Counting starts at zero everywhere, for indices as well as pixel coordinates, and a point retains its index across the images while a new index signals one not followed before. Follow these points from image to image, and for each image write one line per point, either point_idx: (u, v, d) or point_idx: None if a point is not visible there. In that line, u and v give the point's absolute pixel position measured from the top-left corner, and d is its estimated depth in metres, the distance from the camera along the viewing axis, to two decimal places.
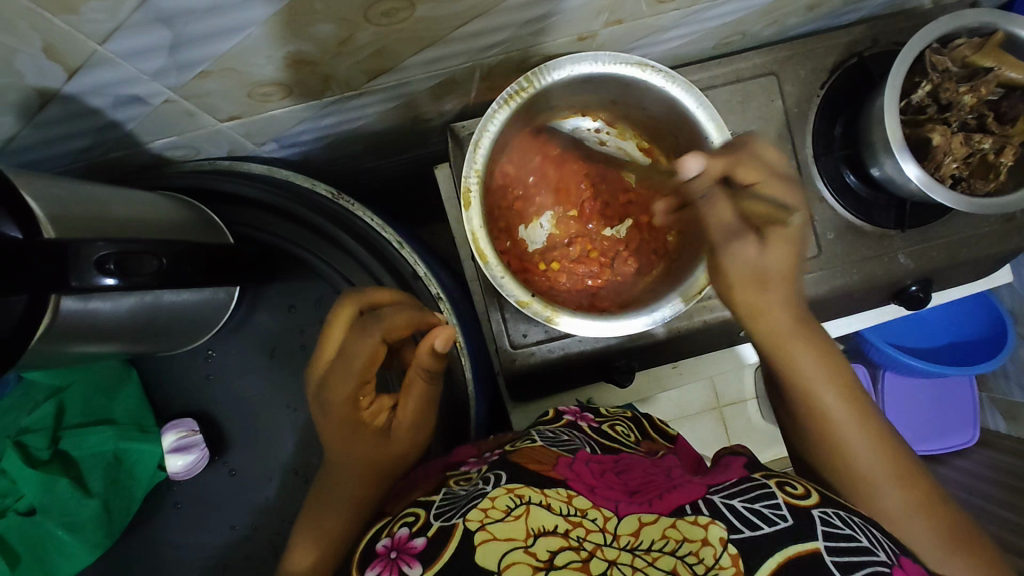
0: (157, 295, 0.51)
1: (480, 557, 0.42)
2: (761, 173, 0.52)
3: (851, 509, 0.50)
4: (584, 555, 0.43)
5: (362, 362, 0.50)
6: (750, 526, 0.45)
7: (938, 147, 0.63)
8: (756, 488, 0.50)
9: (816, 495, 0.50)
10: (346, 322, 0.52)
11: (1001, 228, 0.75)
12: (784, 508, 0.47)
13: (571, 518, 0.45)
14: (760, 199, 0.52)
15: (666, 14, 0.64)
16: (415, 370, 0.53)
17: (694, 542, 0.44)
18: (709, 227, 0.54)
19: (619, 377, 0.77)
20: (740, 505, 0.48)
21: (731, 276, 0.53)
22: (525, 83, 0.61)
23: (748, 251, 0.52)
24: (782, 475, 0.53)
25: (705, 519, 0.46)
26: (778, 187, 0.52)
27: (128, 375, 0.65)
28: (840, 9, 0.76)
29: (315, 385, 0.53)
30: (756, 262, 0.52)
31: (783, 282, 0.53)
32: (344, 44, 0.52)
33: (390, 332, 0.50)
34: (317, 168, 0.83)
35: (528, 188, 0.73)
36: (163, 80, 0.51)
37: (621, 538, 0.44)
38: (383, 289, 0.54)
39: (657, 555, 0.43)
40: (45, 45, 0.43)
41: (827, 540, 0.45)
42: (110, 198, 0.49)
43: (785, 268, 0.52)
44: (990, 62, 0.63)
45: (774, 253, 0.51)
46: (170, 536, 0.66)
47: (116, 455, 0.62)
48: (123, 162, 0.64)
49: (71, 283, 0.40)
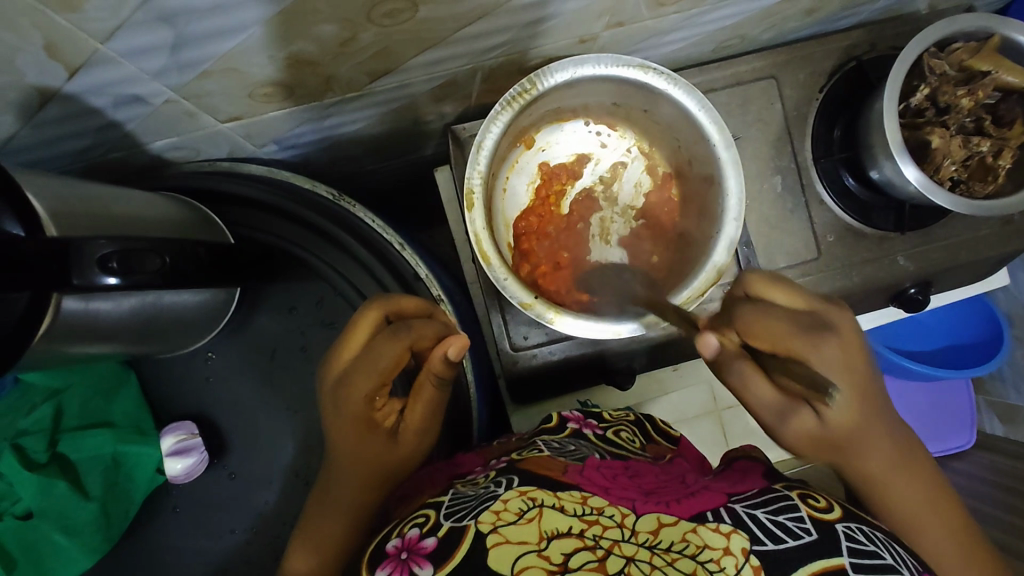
0: (159, 294, 0.51)
1: (494, 560, 0.42)
2: (795, 346, 0.48)
3: (872, 524, 0.50)
4: (600, 554, 0.42)
5: (387, 363, 0.51)
6: (774, 539, 0.45)
7: (938, 150, 0.64)
8: (779, 501, 0.50)
9: (838, 510, 0.50)
10: (372, 326, 0.53)
11: (999, 230, 0.75)
12: (808, 522, 0.47)
13: (586, 519, 0.45)
14: (796, 376, 0.49)
15: (667, 17, 0.65)
16: (428, 376, 0.53)
17: (716, 550, 0.44)
18: (753, 408, 0.51)
19: (623, 380, 0.78)
20: (762, 516, 0.47)
21: (794, 445, 0.51)
22: (528, 85, 0.61)
23: (806, 421, 0.49)
24: (803, 488, 0.53)
25: (728, 528, 0.46)
26: (801, 339, 0.48)
27: (126, 377, 0.64)
28: (838, 13, 0.76)
29: (331, 385, 0.53)
30: (813, 431, 0.49)
31: (851, 433, 0.50)
32: (346, 44, 0.52)
33: (417, 342, 0.52)
34: (317, 171, 0.83)
35: (535, 216, 0.74)
36: (164, 80, 0.51)
37: (639, 534, 0.45)
38: (410, 298, 0.56)
39: (676, 556, 0.43)
40: (47, 43, 0.43)
41: (853, 556, 0.44)
42: (111, 197, 0.48)
43: (851, 431, 0.50)
44: (987, 66, 0.63)
45: (835, 418, 0.49)
46: (169, 541, 0.65)
47: (115, 458, 0.62)
48: (120, 163, 0.64)
49: (72, 281, 0.39)
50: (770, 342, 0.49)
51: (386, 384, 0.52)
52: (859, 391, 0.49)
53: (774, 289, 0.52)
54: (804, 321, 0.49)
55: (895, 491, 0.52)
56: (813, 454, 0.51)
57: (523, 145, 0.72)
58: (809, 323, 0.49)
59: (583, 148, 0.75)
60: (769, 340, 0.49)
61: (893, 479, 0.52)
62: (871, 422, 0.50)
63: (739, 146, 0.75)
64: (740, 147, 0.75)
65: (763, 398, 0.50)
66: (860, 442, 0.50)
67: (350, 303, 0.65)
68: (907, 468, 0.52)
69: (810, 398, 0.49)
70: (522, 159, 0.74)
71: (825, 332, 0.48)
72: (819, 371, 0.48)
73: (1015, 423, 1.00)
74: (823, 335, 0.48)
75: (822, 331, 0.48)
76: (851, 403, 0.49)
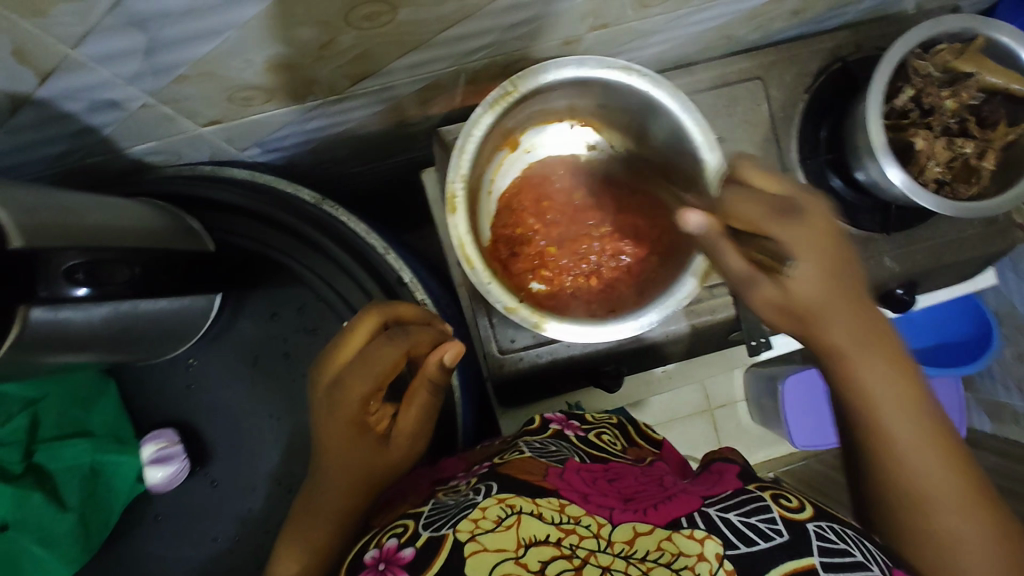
0: (134, 303, 0.50)
1: (469, 569, 0.42)
2: (758, 214, 0.47)
3: (845, 522, 0.50)
4: (577, 563, 0.42)
5: (383, 368, 0.51)
6: (747, 543, 0.45)
7: (921, 151, 0.64)
8: (752, 502, 0.49)
9: (812, 508, 0.50)
10: (367, 335, 0.54)
11: (984, 231, 0.75)
12: (780, 523, 0.47)
13: (563, 527, 0.45)
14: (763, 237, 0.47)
15: (652, 18, 0.64)
16: (422, 380, 0.55)
17: (689, 557, 0.44)
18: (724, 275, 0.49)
19: (609, 382, 0.79)
20: (735, 519, 0.47)
21: (769, 316, 0.48)
22: (511, 87, 0.60)
23: (768, 291, 0.47)
24: (775, 487, 0.53)
25: (702, 533, 0.45)
26: (769, 220, 0.46)
27: (106, 386, 0.64)
28: (824, 14, 0.76)
29: (324, 389, 0.53)
30: (779, 300, 0.47)
31: (822, 308, 0.47)
32: (326, 47, 0.52)
33: (415, 348, 0.53)
34: (301, 173, 0.82)
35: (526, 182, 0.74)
36: (139, 84, 0.50)
37: (615, 545, 0.44)
38: (406, 304, 0.56)
39: (652, 565, 0.43)
40: (15, 49, 0.42)
41: (823, 555, 0.44)
42: (85, 205, 0.47)
43: (816, 298, 0.46)
44: (971, 67, 0.63)
45: (802, 284, 0.46)
46: (150, 549, 0.64)
47: (93, 468, 0.61)
48: (100, 168, 0.63)
49: (39, 293, 0.40)
50: (744, 221, 0.48)
51: (380, 388, 0.53)
52: (829, 271, 0.46)
53: (761, 179, 0.51)
54: (780, 205, 0.47)
55: (879, 390, 0.48)
56: (781, 326, 0.49)
57: (508, 148, 0.71)
58: (781, 205, 0.47)
59: (568, 151, 0.75)
60: (745, 216, 0.47)
61: (869, 362, 0.48)
62: (839, 291, 0.47)
63: (726, 147, 0.75)
64: (727, 149, 0.75)
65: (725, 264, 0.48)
66: (824, 313, 0.47)
67: (335, 309, 0.65)
68: (879, 351, 0.48)
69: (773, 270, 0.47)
70: (508, 162, 0.73)
71: (795, 211, 0.46)
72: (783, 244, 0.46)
73: (1002, 421, 1.00)
74: (791, 215, 0.46)
75: (793, 212, 0.46)
76: (818, 271, 0.46)
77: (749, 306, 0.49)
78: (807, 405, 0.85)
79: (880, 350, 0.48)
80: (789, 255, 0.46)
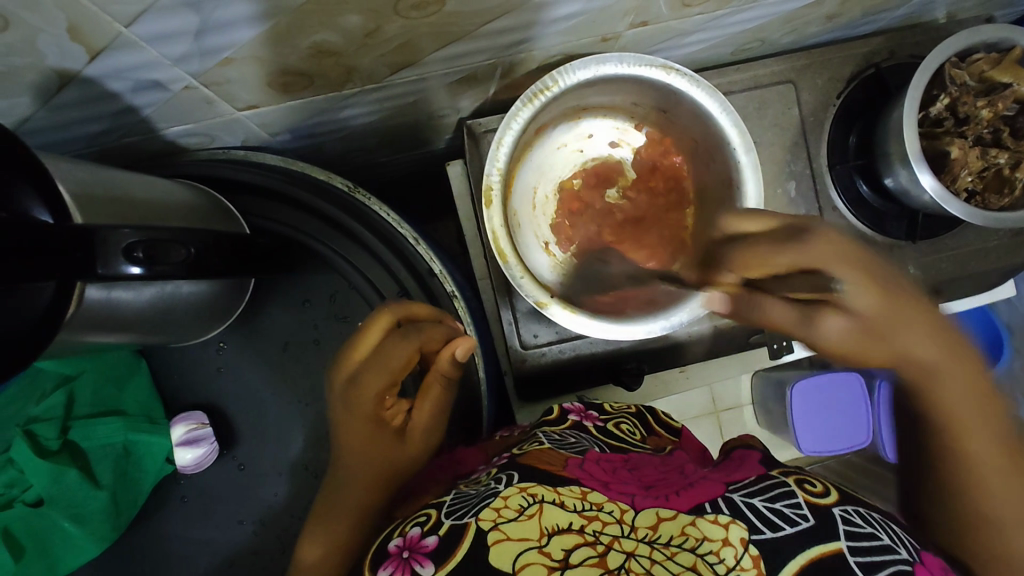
0: (177, 284, 0.51)
1: (495, 557, 0.42)
2: (780, 253, 0.50)
3: (869, 507, 0.50)
4: (600, 550, 0.42)
5: (396, 363, 0.54)
6: (771, 527, 0.45)
7: (956, 160, 0.64)
8: (776, 488, 0.49)
9: (836, 494, 0.50)
10: (383, 331, 0.55)
11: (1008, 242, 0.76)
12: (805, 508, 0.47)
13: (585, 514, 0.45)
14: (798, 285, 0.51)
15: (690, 18, 0.64)
16: (435, 375, 0.57)
17: (714, 541, 0.44)
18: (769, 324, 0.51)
19: (629, 380, 0.75)
20: (760, 504, 0.47)
21: (838, 348, 0.50)
22: (549, 82, 0.60)
23: (832, 322, 0.49)
24: (800, 474, 0.53)
25: (725, 519, 0.45)
26: (789, 246, 0.50)
27: (138, 366, 0.64)
28: (858, 20, 0.76)
29: (342, 382, 0.55)
30: (844, 326, 0.49)
31: (886, 319, 0.49)
32: (372, 35, 0.52)
33: (426, 343, 0.55)
34: (328, 160, 0.82)
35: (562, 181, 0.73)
36: (185, 66, 0.50)
37: (638, 530, 0.44)
38: (421, 303, 0.57)
39: (676, 551, 0.43)
40: (70, 26, 0.42)
41: (849, 540, 0.44)
42: (131, 183, 0.48)
43: (878, 307, 0.49)
44: (1008, 78, 0.64)
45: (861, 293, 0.48)
46: (174, 530, 0.65)
47: (126, 447, 0.62)
48: (136, 148, 0.63)
49: (97, 271, 0.39)
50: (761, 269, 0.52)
51: (395, 383, 0.56)
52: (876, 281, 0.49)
53: (757, 219, 0.54)
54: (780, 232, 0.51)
55: (932, 369, 0.50)
56: (851, 354, 0.50)
57: (540, 142, 0.70)
58: (786, 234, 0.51)
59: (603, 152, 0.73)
60: (763, 264, 0.51)
61: (952, 376, 0.50)
62: (892, 299, 0.49)
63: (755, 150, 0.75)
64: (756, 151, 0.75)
65: (777, 312, 0.50)
66: (898, 325, 0.49)
67: (364, 297, 0.65)
68: (926, 323, 0.50)
69: (819, 297, 0.50)
70: (539, 156, 0.71)
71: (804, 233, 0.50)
72: (831, 272, 0.49)
73: None
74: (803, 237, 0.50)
75: (803, 233, 0.50)
76: (869, 285, 0.49)
77: (816, 345, 0.50)
78: (832, 405, 0.84)
79: (960, 367, 0.50)
80: (837, 290, 0.49)
